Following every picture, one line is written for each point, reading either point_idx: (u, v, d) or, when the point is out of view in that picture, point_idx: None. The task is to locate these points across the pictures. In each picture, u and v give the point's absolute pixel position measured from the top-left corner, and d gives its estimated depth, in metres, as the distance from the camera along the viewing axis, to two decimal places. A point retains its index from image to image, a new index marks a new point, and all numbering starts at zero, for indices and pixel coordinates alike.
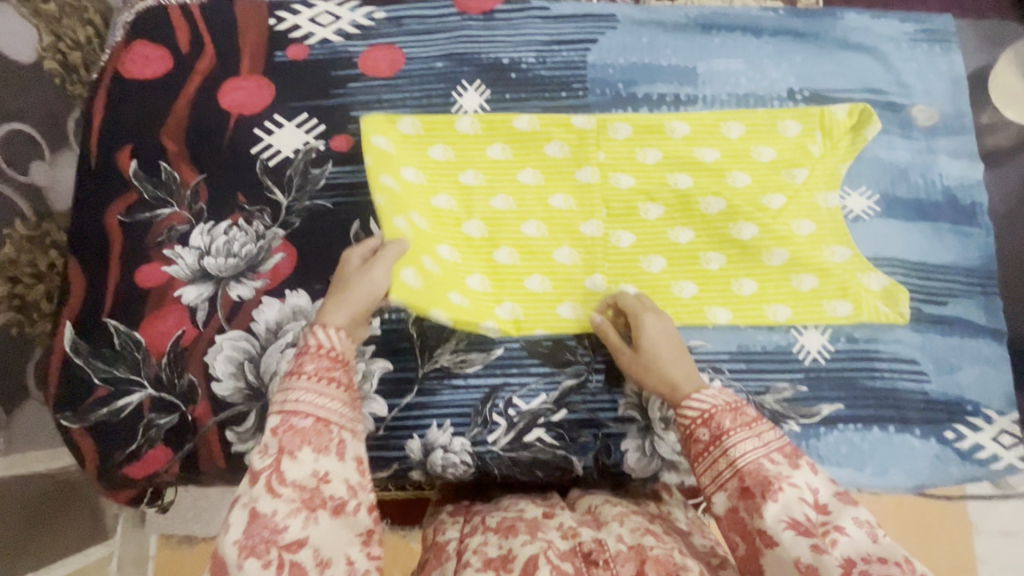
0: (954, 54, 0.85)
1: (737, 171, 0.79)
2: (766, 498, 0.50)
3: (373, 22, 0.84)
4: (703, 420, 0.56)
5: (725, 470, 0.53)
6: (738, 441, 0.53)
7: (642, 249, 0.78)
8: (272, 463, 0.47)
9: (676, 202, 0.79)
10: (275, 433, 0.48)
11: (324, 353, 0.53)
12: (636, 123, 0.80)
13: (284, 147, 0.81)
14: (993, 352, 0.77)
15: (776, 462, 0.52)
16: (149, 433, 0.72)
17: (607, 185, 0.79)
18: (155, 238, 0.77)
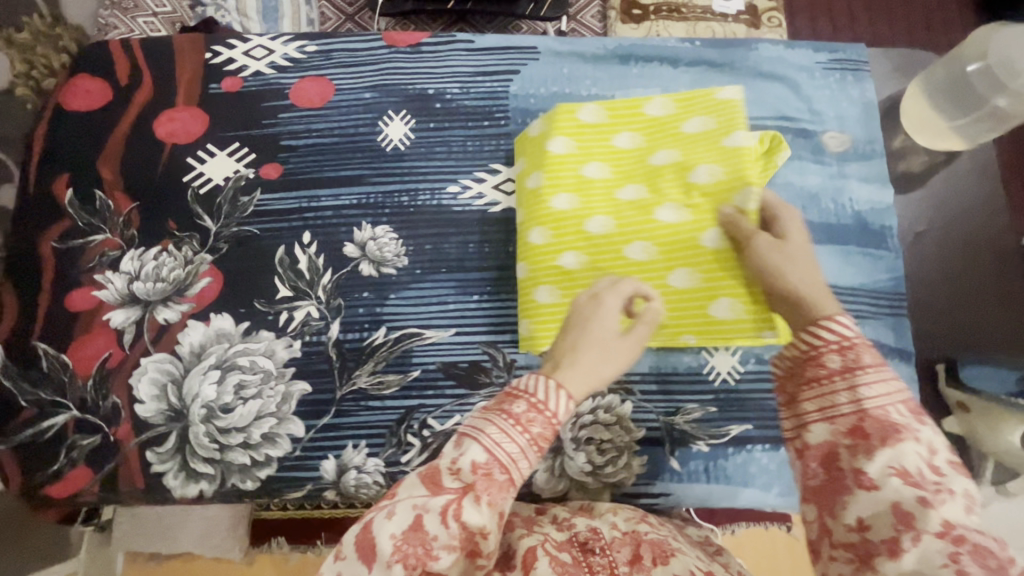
0: (866, 82, 0.88)
1: (696, 168, 0.75)
2: (884, 443, 0.47)
3: (305, 55, 0.88)
4: (839, 348, 0.54)
5: (843, 404, 0.51)
6: (869, 382, 0.51)
7: (588, 266, 0.76)
8: (459, 489, 0.49)
9: (625, 216, 0.77)
10: (477, 469, 0.49)
11: (540, 410, 0.53)
12: (580, 137, 0.80)
13: (214, 175, 0.84)
14: (901, 373, 0.78)
15: (903, 413, 0.49)
16: (71, 454, 0.74)
17: (545, 204, 0.78)
18: (87, 264, 0.80)
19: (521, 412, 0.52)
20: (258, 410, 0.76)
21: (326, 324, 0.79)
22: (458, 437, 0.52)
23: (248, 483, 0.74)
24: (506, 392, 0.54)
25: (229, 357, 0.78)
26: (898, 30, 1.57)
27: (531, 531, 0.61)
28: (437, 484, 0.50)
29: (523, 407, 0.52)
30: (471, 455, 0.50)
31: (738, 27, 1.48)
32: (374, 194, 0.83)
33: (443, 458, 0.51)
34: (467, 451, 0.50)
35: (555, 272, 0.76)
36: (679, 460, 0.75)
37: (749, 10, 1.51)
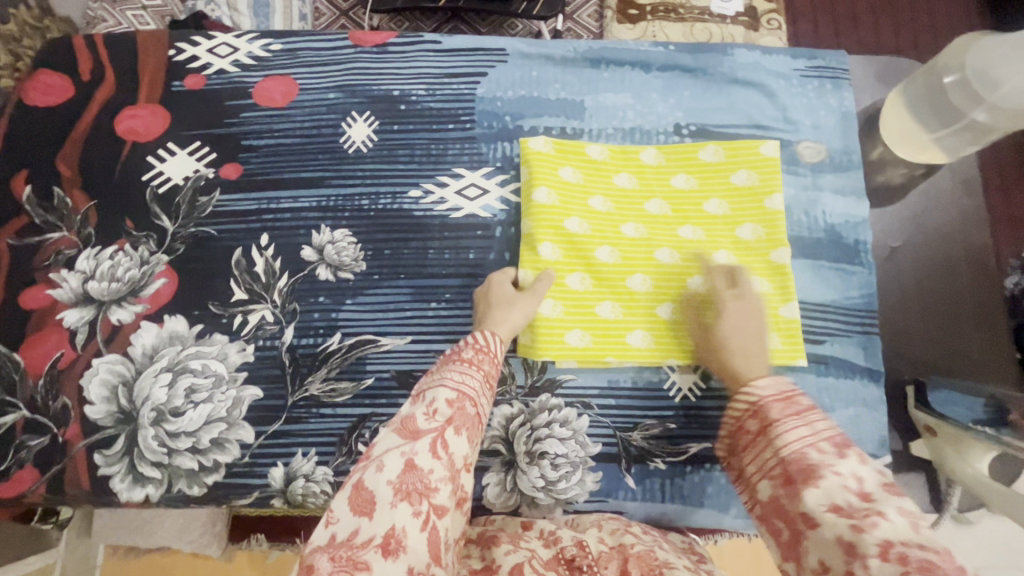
0: (845, 90, 0.85)
1: (683, 223, 0.78)
2: (808, 483, 0.48)
3: (269, 53, 0.87)
4: (753, 411, 0.57)
5: (770, 457, 0.53)
6: (784, 430, 0.53)
7: (594, 293, 0.76)
8: (438, 428, 0.52)
9: (629, 250, 0.77)
10: (451, 405, 0.55)
11: (487, 353, 0.63)
12: (587, 163, 0.80)
13: (173, 174, 0.83)
14: (869, 394, 0.75)
15: (822, 451, 0.50)
16: (19, 454, 0.73)
17: (558, 223, 0.76)
18: (42, 261, 0.79)
19: (471, 356, 0.62)
20: (208, 414, 0.75)
21: (280, 328, 0.78)
22: (418, 395, 0.56)
23: (195, 488, 0.73)
24: (451, 350, 0.63)
25: (180, 360, 0.76)
26: (902, 35, 1.52)
27: (516, 547, 0.60)
28: (414, 432, 0.52)
29: (471, 352, 0.62)
30: (440, 397, 0.55)
31: (735, 29, 1.45)
32: (334, 197, 0.82)
33: (413, 411, 0.54)
34: (435, 396, 0.55)
35: (563, 293, 0.75)
36: (635, 478, 0.73)
37: (748, 11, 1.47)
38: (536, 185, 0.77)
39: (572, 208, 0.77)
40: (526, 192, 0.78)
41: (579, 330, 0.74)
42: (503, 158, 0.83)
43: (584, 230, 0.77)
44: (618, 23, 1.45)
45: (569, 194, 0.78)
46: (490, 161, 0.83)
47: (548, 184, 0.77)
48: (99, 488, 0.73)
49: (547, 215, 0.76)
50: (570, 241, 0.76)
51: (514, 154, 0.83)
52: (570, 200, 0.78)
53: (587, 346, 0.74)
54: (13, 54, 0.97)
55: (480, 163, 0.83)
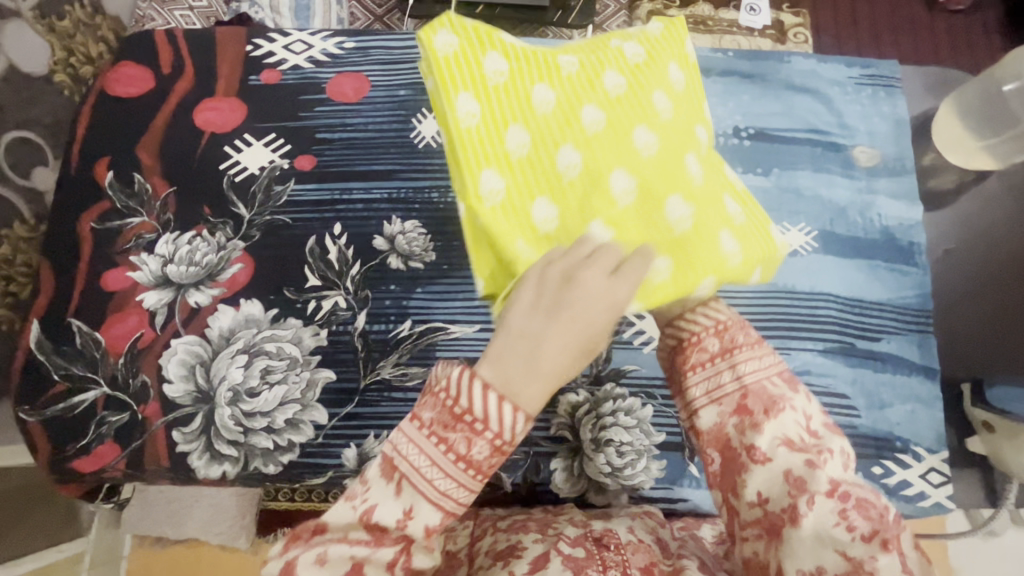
0: (898, 98, 0.88)
1: (636, 126, 0.60)
2: (767, 415, 0.49)
3: (343, 51, 0.90)
4: (715, 331, 0.53)
5: (728, 383, 0.51)
6: (745, 359, 0.51)
7: (565, 227, 0.58)
8: (399, 550, 0.40)
9: (616, 206, 0.58)
10: (429, 534, 0.41)
11: (498, 447, 0.41)
12: (562, 77, 0.61)
13: (249, 164, 0.86)
14: (925, 390, 0.78)
15: (777, 385, 0.51)
16: (100, 429, 0.76)
17: (497, 140, 0.58)
18: (123, 245, 0.82)
19: (478, 456, 0.41)
20: (283, 396, 0.77)
21: (353, 314, 0.80)
22: (387, 468, 0.41)
23: (271, 467, 0.75)
24: (445, 407, 0.41)
25: (256, 342, 0.79)
26: (925, 49, 1.54)
27: (544, 535, 0.62)
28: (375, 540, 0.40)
29: (485, 448, 0.41)
30: (419, 515, 0.41)
31: (762, 41, 1.46)
32: (406, 189, 0.85)
33: (375, 498, 0.41)
34: (414, 512, 0.41)
35: (517, 214, 0.57)
36: (698, 466, 0.75)
37: (774, 24, 1.49)
38: (455, 91, 0.58)
39: (542, 132, 0.59)
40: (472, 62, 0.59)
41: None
42: None
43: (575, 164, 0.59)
44: None
45: (543, 121, 0.59)
46: None
47: (472, 90, 0.59)
48: (177, 464, 0.76)
49: (550, 146, 0.59)
50: (557, 172, 0.59)
51: None
52: (550, 125, 0.59)
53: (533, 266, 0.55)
54: (66, 51, 0.94)
55: None
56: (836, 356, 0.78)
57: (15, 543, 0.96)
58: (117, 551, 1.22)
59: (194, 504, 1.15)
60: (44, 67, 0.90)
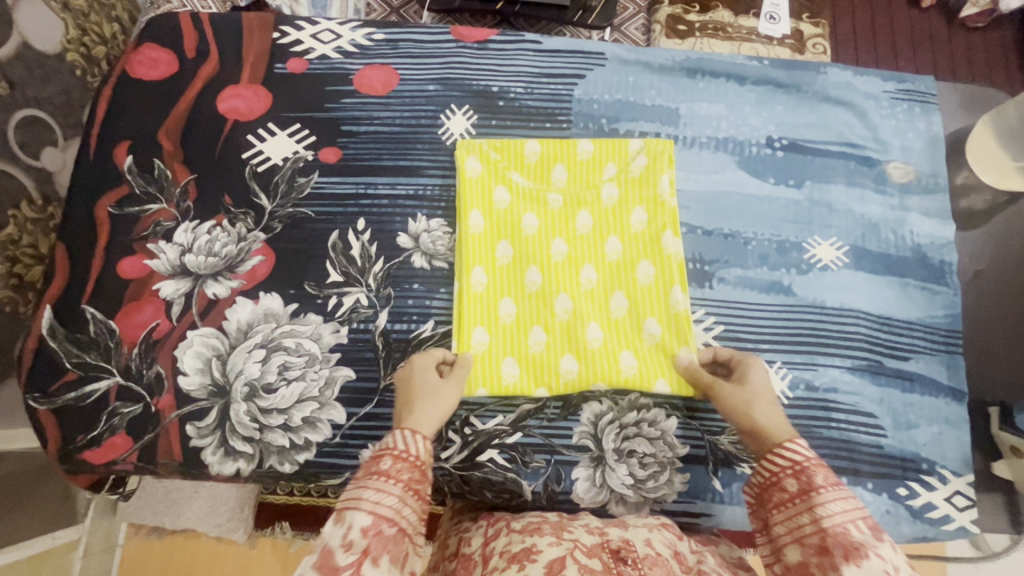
0: (933, 115, 0.87)
1: (610, 236, 0.79)
2: (848, 560, 0.50)
3: (372, 42, 0.89)
4: (794, 471, 0.57)
5: (807, 525, 0.55)
6: (826, 502, 0.54)
7: (524, 321, 0.76)
8: (356, 562, 0.51)
9: (579, 296, 0.77)
10: (366, 535, 0.52)
11: (407, 457, 0.58)
12: (549, 211, 0.79)
13: (273, 155, 0.84)
14: (952, 412, 0.77)
15: (863, 530, 0.52)
16: (112, 420, 0.74)
17: (489, 248, 0.78)
18: (140, 232, 0.80)
19: (389, 467, 0.57)
20: (301, 393, 0.75)
21: (374, 312, 0.79)
22: (337, 513, 0.54)
23: (286, 465, 0.74)
24: (371, 456, 0.59)
25: (275, 337, 0.77)
26: (942, 66, 1.44)
27: (559, 539, 0.59)
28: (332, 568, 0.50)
29: (391, 461, 0.58)
30: (357, 524, 0.53)
31: (781, 51, 1.38)
32: (432, 186, 0.83)
33: (331, 539, 0.52)
34: (351, 524, 0.53)
35: (487, 311, 0.76)
36: (721, 481, 0.74)
37: (794, 34, 1.41)
38: (470, 209, 0.79)
39: (543, 232, 0.79)
40: (487, 188, 0.80)
41: (512, 362, 0.75)
42: None
43: (562, 255, 0.78)
44: (667, 39, 1.38)
45: (544, 216, 0.79)
46: None
47: (483, 209, 0.79)
48: (190, 459, 0.74)
49: (541, 246, 0.78)
50: (555, 260, 0.78)
51: None
52: (546, 227, 0.79)
53: (489, 347, 0.75)
54: (79, 29, 0.93)
55: None
56: (864, 374, 0.77)
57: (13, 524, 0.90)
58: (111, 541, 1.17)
59: (195, 493, 1.13)
60: (60, 46, 0.89)
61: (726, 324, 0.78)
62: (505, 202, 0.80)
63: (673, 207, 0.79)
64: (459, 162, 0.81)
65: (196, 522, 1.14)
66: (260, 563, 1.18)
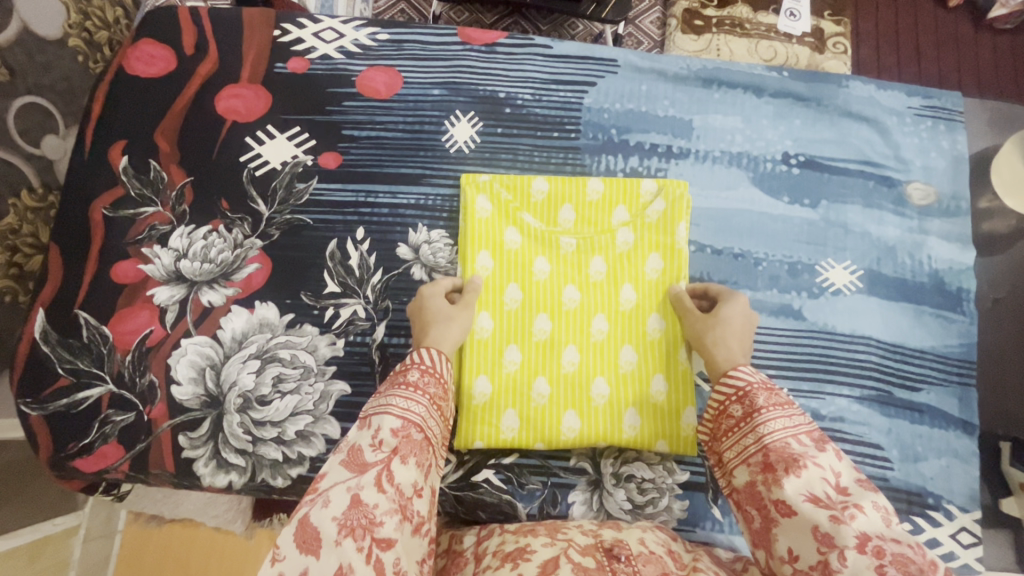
0: (959, 133, 0.84)
1: (624, 283, 0.76)
2: (788, 472, 0.50)
3: (376, 43, 0.85)
4: (738, 397, 0.58)
5: (751, 446, 0.55)
6: (768, 419, 0.55)
7: (528, 371, 0.73)
8: (385, 459, 0.50)
9: (588, 348, 0.74)
10: (396, 435, 0.52)
11: (430, 371, 0.61)
12: (561, 256, 0.76)
13: (272, 158, 0.81)
14: (963, 446, 0.75)
15: (803, 443, 0.53)
16: (104, 428, 0.73)
17: (497, 292, 0.75)
18: (135, 236, 0.79)
19: (416, 379, 0.59)
20: (295, 406, 0.74)
21: (372, 325, 0.77)
22: (365, 420, 0.54)
23: (279, 479, 0.73)
24: (396, 371, 0.60)
25: (270, 348, 0.75)
26: (965, 69, 1.38)
27: (553, 539, 0.59)
28: (361, 464, 0.49)
29: (417, 374, 0.59)
30: (386, 425, 0.53)
31: (800, 49, 1.32)
32: (435, 196, 0.81)
33: (359, 439, 0.51)
34: (380, 425, 0.53)
35: (491, 359, 0.73)
36: (721, 509, 0.73)
37: (813, 32, 1.35)
38: (478, 249, 0.75)
39: (554, 276, 0.76)
40: (496, 229, 0.76)
41: (512, 414, 0.72)
42: (606, 171, 0.81)
43: (571, 305, 0.75)
44: (682, 34, 1.34)
45: (556, 260, 0.76)
46: (594, 174, 0.81)
47: (491, 249, 0.76)
48: (183, 469, 0.73)
49: (551, 290, 0.75)
50: (565, 308, 0.75)
51: (618, 168, 0.82)
52: (557, 273, 0.76)
53: (490, 398, 0.72)
54: (82, 14, 0.90)
55: (583, 174, 0.81)
56: (872, 404, 0.75)
57: (13, 514, 0.90)
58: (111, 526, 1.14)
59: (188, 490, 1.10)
60: (61, 31, 0.86)
61: None
62: (515, 244, 0.76)
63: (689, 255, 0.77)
64: (468, 204, 0.77)
65: (193, 514, 1.13)
66: (256, 553, 1.14)
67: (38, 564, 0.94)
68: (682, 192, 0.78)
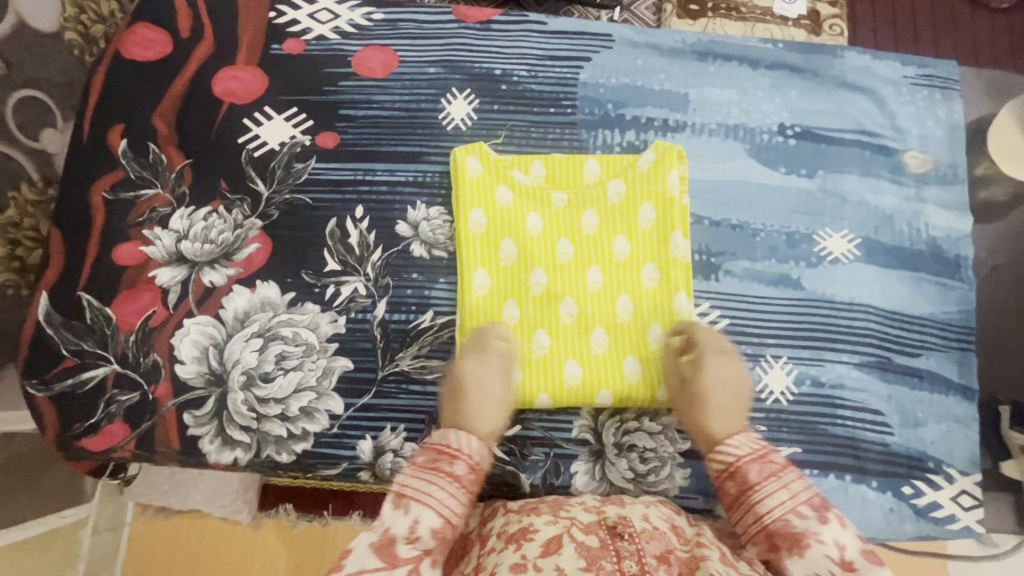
0: (955, 102, 0.84)
1: (617, 236, 0.77)
2: (792, 552, 0.53)
3: (371, 22, 0.86)
4: (730, 474, 0.61)
5: (752, 524, 0.57)
6: (763, 496, 0.57)
7: (527, 325, 0.75)
8: (417, 557, 0.52)
9: (585, 299, 0.75)
10: (433, 535, 0.54)
11: (473, 463, 0.60)
12: (553, 211, 0.77)
13: (269, 139, 0.82)
14: (962, 411, 0.75)
15: (804, 516, 0.55)
16: (110, 408, 0.74)
17: (492, 248, 0.76)
18: (136, 218, 0.79)
19: (461, 472, 0.58)
20: (298, 383, 0.74)
21: (373, 302, 0.77)
22: (401, 501, 0.55)
23: (284, 455, 0.73)
24: (440, 450, 0.60)
25: (272, 326, 0.76)
26: (962, 45, 1.38)
27: (556, 517, 0.59)
28: (394, 556, 0.51)
29: (461, 468, 0.59)
30: (425, 521, 0.54)
31: (796, 31, 1.32)
32: (433, 173, 0.81)
33: (396, 527, 0.53)
34: (419, 519, 0.54)
35: (489, 312, 0.75)
36: None
37: (809, 14, 1.35)
38: (471, 206, 0.77)
39: (549, 232, 0.77)
40: (488, 187, 0.77)
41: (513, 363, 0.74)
42: (603, 146, 0.82)
43: (566, 259, 0.76)
44: (678, 18, 1.33)
45: (550, 215, 0.77)
46: (591, 149, 0.82)
47: (483, 205, 0.77)
48: (188, 448, 0.74)
49: (545, 245, 0.76)
50: (561, 262, 0.76)
51: (614, 143, 0.82)
52: (550, 226, 0.77)
53: None
54: (77, 8, 0.89)
55: (580, 149, 0.82)
56: (872, 371, 0.75)
57: (22, 503, 0.90)
58: (119, 519, 1.13)
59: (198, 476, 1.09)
60: (57, 24, 0.85)
61: (732, 319, 0.77)
62: (507, 199, 0.77)
63: (683, 204, 0.77)
64: (458, 162, 0.78)
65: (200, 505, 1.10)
66: (263, 544, 1.14)
67: (47, 558, 0.95)
68: (665, 142, 0.79)
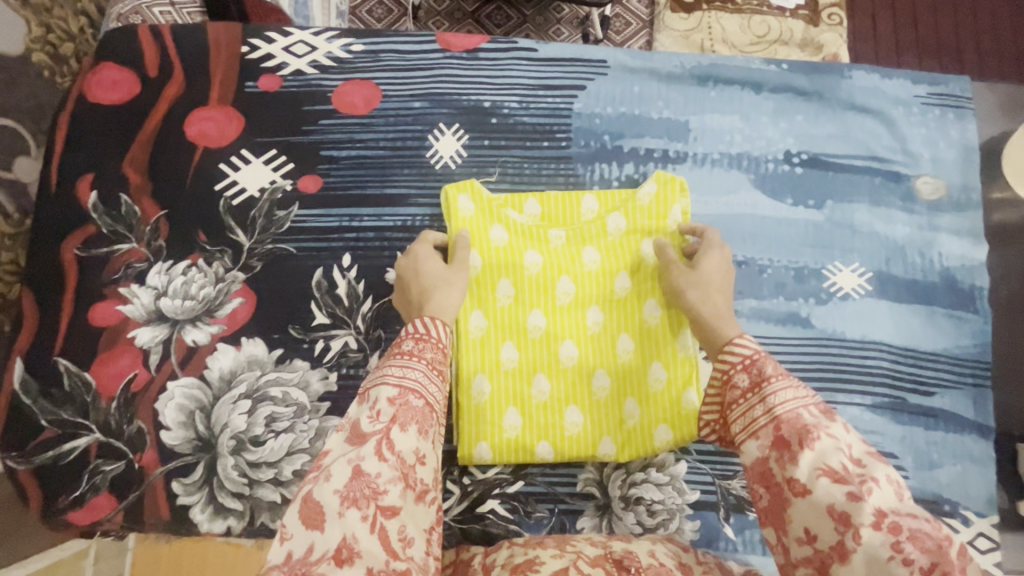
0: (968, 121, 0.80)
1: (619, 271, 0.73)
2: (803, 446, 0.46)
3: (351, 54, 0.81)
4: (745, 366, 0.54)
5: (761, 418, 0.50)
6: (777, 390, 0.51)
7: (526, 369, 0.71)
8: (383, 429, 0.47)
9: (585, 341, 0.72)
10: (393, 404, 0.50)
11: (431, 342, 0.57)
12: (552, 249, 0.74)
13: (249, 186, 0.77)
14: (979, 449, 0.73)
15: (815, 414, 0.48)
16: (94, 479, 0.71)
17: (488, 289, 0.72)
18: (112, 275, 0.75)
19: (411, 348, 0.56)
20: (290, 445, 0.71)
21: (365, 356, 0.74)
22: (363, 395, 0.51)
23: (278, 522, 0.70)
24: (391, 342, 0.58)
25: (260, 386, 0.73)
26: (964, 38, 1.32)
27: (562, 551, 0.55)
28: (360, 435, 0.47)
29: (411, 343, 0.56)
30: (382, 395, 0.50)
31: (794, 23, 1.24)
32: (421, 217, 0.77)
33: (359, 414, 0.49)
34: (378, 396, 0.50)
35: (486, 356, 0.71)
36: (733, 528, 0.71)
37: (807, 4, 1.27)
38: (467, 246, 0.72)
39: (549, 273, 0.73)
40: (482, 227, 0.73)
41: (513, 411, 0.71)
42: (601, 180, 0.78)
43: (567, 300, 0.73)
44: (672, 13, 1.27)
45: (549, 253, 0.73)
46: (588, 185, 0.78)
47: (479, 243, 0.73)
48: (179, 518, 0.71)
49: (545, 286, 0.73)
50: (562, 303, 0.73)
51: (613, 177, 0.78)
52: (550, 266, 0.73)
53: (490, 398, 0.70)
54: (44, 27, 0.84)
55: (577, 185, 0.78)
56: (885, 412, 0.73)
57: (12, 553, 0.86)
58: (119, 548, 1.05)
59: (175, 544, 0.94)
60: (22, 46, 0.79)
61: None
62: (502, 239, 0.73)
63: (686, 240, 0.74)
64: (449, 201, 0.73)
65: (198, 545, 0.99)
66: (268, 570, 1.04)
67: None
68: (661, 170, 0.76)
